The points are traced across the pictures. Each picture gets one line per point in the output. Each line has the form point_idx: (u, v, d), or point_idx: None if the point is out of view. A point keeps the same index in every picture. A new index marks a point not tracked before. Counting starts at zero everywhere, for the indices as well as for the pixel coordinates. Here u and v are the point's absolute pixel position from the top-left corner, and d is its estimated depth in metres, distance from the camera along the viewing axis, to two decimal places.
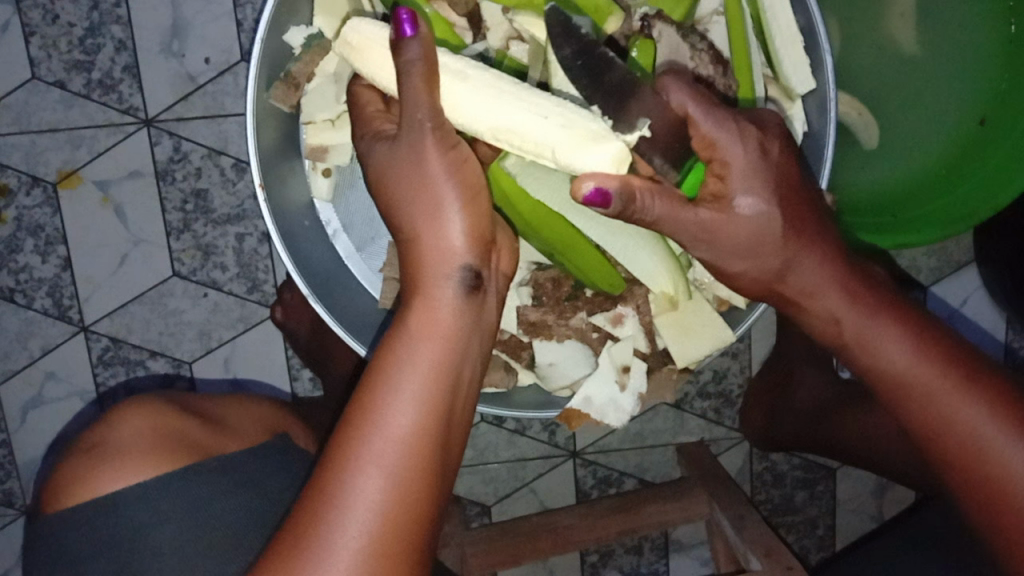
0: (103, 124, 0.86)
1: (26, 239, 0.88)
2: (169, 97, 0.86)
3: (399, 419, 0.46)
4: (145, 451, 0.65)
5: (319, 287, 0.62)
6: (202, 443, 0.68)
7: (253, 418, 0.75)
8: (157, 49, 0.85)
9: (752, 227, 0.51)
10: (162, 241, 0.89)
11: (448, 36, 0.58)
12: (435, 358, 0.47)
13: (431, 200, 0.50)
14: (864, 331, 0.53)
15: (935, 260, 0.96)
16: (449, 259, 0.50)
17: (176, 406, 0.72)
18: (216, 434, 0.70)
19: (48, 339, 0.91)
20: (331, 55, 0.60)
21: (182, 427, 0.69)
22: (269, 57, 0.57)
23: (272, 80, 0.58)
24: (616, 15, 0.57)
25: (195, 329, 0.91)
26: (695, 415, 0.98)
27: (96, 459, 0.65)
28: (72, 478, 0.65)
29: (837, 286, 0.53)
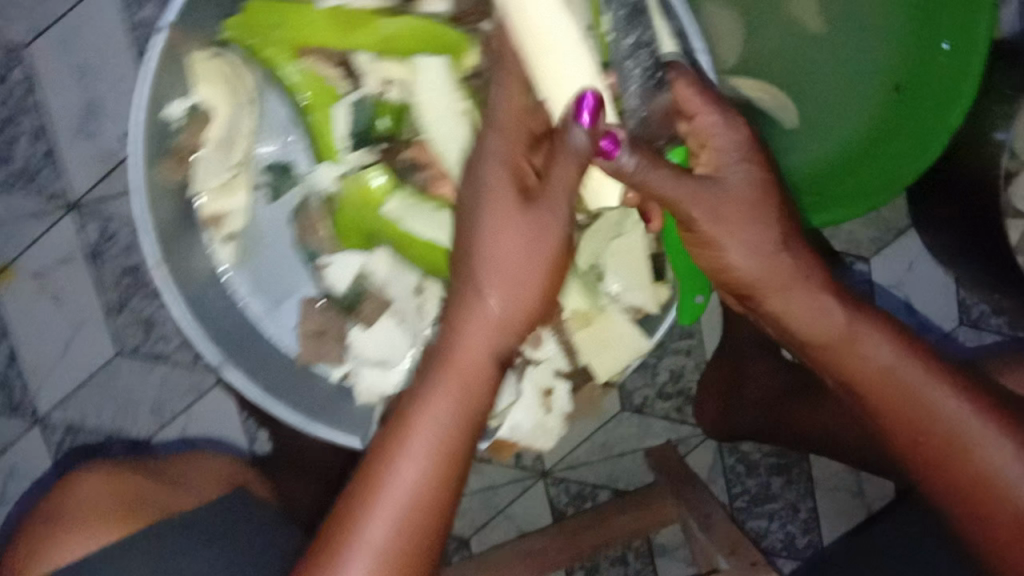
0: (29, 214, 0.87)
1: None
2: (89, 178, 0.86)
3: (410, 472, 0.51)
4: (98, 515, 0.66)
5: (235, 355, 0.62)
6: (159, 501, 0.68)
7: (209, 472, 0.75)
8: (72, 133, 0.85)
9: (755, 219, 0.55)
10: (102, 321, 0.89)
11: (320, 89, 0.57)
12: (451, 409, 0.51)
13: (472, 268, 0.51)
14: (848, 334, 0.57)
15: (874, 230, 0.96)
16: (490, 330, 0.51)
17: (130, 468, 0.72)
18: (171, 492, 0.70)
19: (5, 434, 0.91)
20: (216, 123, 0.59)
21: (137, 488, 0.69)
22: (152, 137, 0.56)
23: (158, 159, 0.58)
24: (472, 49, 0.55)
25: (147, 403, 0.91)
26: (658, 417, 0.97)
27: (51, 528, 0.65)
28: (31, 553, 0.65)
29: (823, 285, 0.57)
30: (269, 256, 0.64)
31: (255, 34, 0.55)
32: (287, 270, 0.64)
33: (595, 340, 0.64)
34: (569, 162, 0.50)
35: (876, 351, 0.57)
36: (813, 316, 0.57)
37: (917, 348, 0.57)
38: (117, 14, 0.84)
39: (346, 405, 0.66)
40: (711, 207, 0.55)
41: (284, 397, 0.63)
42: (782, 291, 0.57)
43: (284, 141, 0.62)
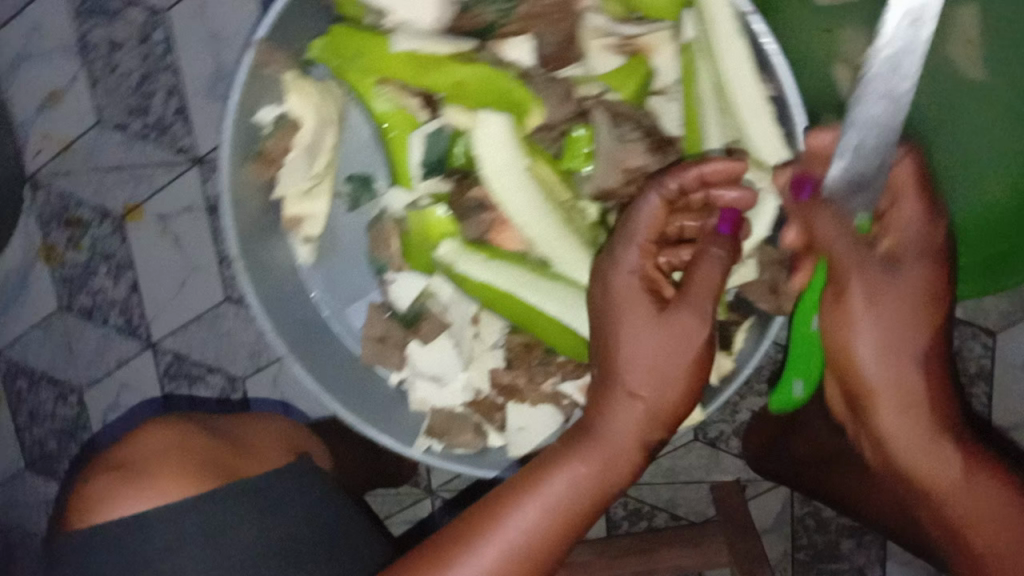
0: (160, 163, 0.93)
1: (100, 265, 0.97)
2: (215, 138, 0.91)
3: (524, 520, 0.53)
4: (163, 475, 0.70)
5: (300, 348, 0.64)
6: (227, 466, 0.73)
7: (270, 437, 0.80)
8: (204, 94, 0.90)
9: (882, 282, 0.49)
10: (214, 269, 0.96)
11: (400, 120, 0.58)
12: (588, 479, 0.52)
13: (635, 295, 0.51)
14: (903, 415, 0.51)
15: (1006, 303, 0.87)
16: (627, 364, 0.51)
17: (197, 428, 0.76)
18: (237, 457, 0.75)
19: (122, 354, 1.01)
20: (305, 132, 0.61)
21: (204, 448, 0.74)
22: (242, 134, 0.60)
23: (246, 158, 0.61)
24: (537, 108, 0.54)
25: (246, 349, 0.98)
26: (732, 455, 0.94)
27: (119, 478, 0.70)
28: (95, 495, 0.70)
29: (903, 359, 0.50)
30: (341, 258, 0.67)
31: (337, 57, 0.57)
32: (358, 274, 0.67)
33: None
34: (626, 274, 0.52)
35: (927, 435, 0.52)
36: (888, 396, 0.51)
37: (963, 431, 0.53)
38: None
39: (398, 410, 0.67)
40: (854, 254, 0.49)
41: (345, 398, 0.65)
42: (863, 316, 0.49)
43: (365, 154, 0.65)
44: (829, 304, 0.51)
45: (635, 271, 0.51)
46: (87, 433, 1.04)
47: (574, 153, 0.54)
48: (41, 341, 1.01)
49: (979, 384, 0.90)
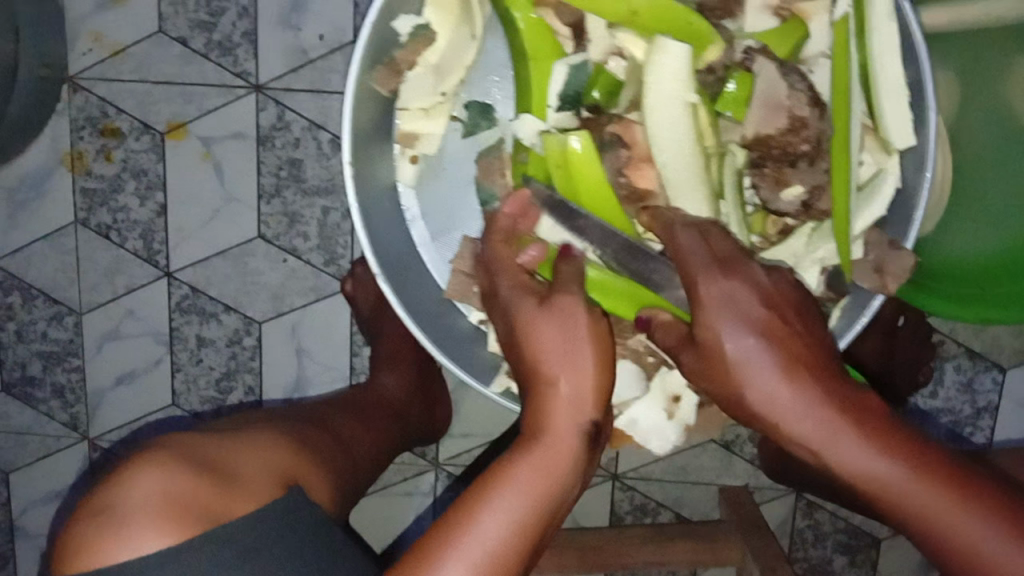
0: (216, 84, 0.90)
1: (128, 181, 0.93)
2: (280, 67, 0.89)
3: (491, 528, 0.50)
4: (147, 519, 0.58)
5: (389, 268, 0.63)
6: (212, 503, 0.60)
7: (261, 464, 0.64)
8: (277, 20, 0.88)
9: (735, 307, 0.51)
10: (251, 202, 0.92)
11: (546, 44, 0.58)
12: (534, 481, 0.51)
13: (558, 305, 0.54)
14: (837, 445, 0.49)
15: (1021, 341, 0.92)
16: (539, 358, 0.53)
17: (185, 456, 0.62)
18: (226, 491, 0.61)
19: (133, 279, 0.95)
20: (437, 48, 0.61)
21: (187, 485, 0.60)
22: (376, 41, 0.58)
23: (376, 64, 0.59)
24: (719, 44, 0.54)
25: (269, 291, 0.94)
26: (744, 460, 0.95)
27: (105, 528, 0.58)
28: (77, 544, 0.58)
29: (804, 384, 0.49)
30: (443, 185, 0.66)
31: None
32: (455, 204, 0.66)
33: None
34: (516, 293, 0.56)
35: (881, 463, 0.49)
36: (809, 427, 0.49)
37: (928, 457, 0.50)
38: None
39: (474, 349, 0.67)
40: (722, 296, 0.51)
41: (426, 326, 0.64)
42: (719, 328, 0.51)
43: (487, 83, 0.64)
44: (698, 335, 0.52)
45: (515, 286, 0.56)
46: (77, 359, 0.98)
47: (732, 100, 0.55)
48: (45, 255, 0.95)
49: (985, 418, 0.93)
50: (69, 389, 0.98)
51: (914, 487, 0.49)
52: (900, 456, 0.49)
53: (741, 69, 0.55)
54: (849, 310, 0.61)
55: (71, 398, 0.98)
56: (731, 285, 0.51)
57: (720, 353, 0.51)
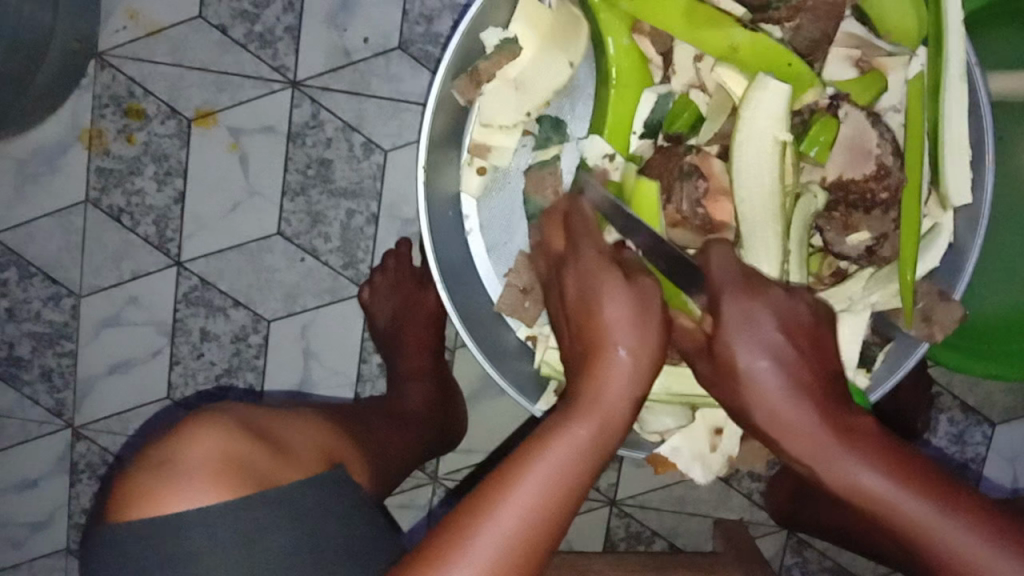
0: (252, 75, 0.89)
1: (148, 165, 0.90)
2: (320, 65, 0.88)
3: (527, 493, 0.47)
4: (207, 474, 0.56)
5: (447, 275, 0.63)
6: (265, 468, 0.58)
7: (311, 440, 0.64)
8: (322, 18, 0.88)
9: (750, 317, 0.51)
10: (275, 198, 0.90)
11: (638, 70, 0.59)
12: (566, 460, 0.48)
13: (631, 276, 0.52)
14: (826, 455, 0.48)
15: (1011, 399, 0.96)
16: (601, 326, 0.50)
17: (242, 420, 0.61)
18: (280, 456, 0.60)
19: (141, 265, 0.92)
20: (519, 63, 0.61)
21: (247, 446, 0.58)
22: (463, 49, 0.59)
23: (459, 72, 0.60)
24: (815, 87, 0.57)
25: (283, 289, 0.92)
26: (741, 494, 0.97)
27: (162, 478, 0.56)
28: (132, 492, 0.56)
29: (797, 393, 0.49)
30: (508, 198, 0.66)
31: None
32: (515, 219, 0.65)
33: None
34: (593, 258, 0.53)
35: (868, 477, 0.48)
36: (799, 435, 0.49)
37: (919, 471, 0.48)
38: None
39: (520, 365, 0.66)
40: (741, 312, 0.51)
41: (478, 337, 0.64)
42: (735, 340, 0.50)
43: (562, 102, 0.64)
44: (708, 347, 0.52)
45: (592, 254, 0.53)
46: (70, 343, 0.94)
47: (819, 141, 0.56)
48: (51, 231, 0.92)
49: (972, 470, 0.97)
50: (59, 374, 0.94)
51: (905, 502, 0.47)
52: (890, 471, 0.48)
53: (825, 115, 0.57)
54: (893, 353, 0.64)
55: (60, 383, 0.94)
56: (748, 301, 0.51)
57: (731, 360, 0.51)
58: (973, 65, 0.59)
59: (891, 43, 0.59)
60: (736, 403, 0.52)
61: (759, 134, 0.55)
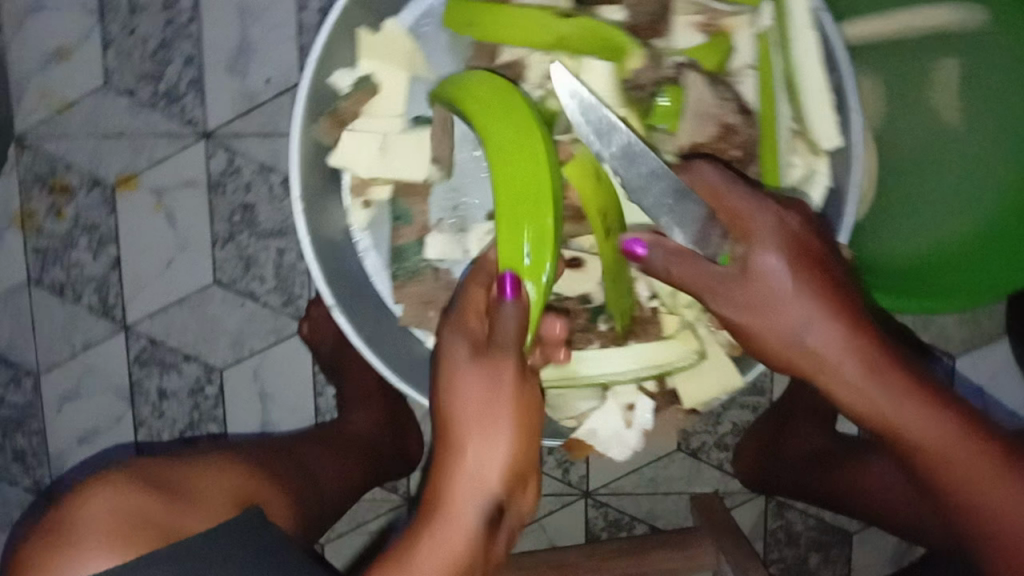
0: (165, 134, 0.91)
1: (82, 236, 0.93)
2: (229, 113, 0.90)
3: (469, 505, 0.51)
4: (108, 541, 0.57)
5: (344, 300, 0.63)
6: (162, 522, 0.60)
7: (219, 488, 0.66)
8: (223, 68, 0.90)
9: (781, 254, 0.50)
10: (206, 249, 0.93)
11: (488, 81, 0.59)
12: (484, 472, 0.51)
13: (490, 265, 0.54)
14: (877, 405, 0.50)
15: (966, 330, 0.95)
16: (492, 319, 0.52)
17: (139, 481, 0.63)
18: (177, 509, 0.62)
19: (91, 334, 0.95)
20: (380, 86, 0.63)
21: (143, 505, 0.60)
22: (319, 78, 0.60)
23: (320, 99, 0.61)
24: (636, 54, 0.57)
25: (230, 336, 0.94)
26: (711, 466, 0.97)
27: (59, 546, 0.58)
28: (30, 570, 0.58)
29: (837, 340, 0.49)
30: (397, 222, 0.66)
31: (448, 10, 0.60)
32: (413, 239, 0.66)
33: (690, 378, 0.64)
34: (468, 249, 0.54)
35: (915, 426, 0.51)
36: (841, 385, 0.51)
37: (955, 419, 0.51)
38: None
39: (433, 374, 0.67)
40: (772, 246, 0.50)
41: (385, 354, 0.65)
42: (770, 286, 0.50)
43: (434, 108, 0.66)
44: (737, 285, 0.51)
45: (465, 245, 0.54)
46: (37, 420, 0.96)
47: (664, 113, 0.58)
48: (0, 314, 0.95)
49: None
50: (31, 452, 0.97)
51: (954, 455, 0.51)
52: (940, 421, 0.51)
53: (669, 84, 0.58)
54: None
55: (33, 460, 0.97)
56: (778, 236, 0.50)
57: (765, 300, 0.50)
58: (819, 10, 0.57)
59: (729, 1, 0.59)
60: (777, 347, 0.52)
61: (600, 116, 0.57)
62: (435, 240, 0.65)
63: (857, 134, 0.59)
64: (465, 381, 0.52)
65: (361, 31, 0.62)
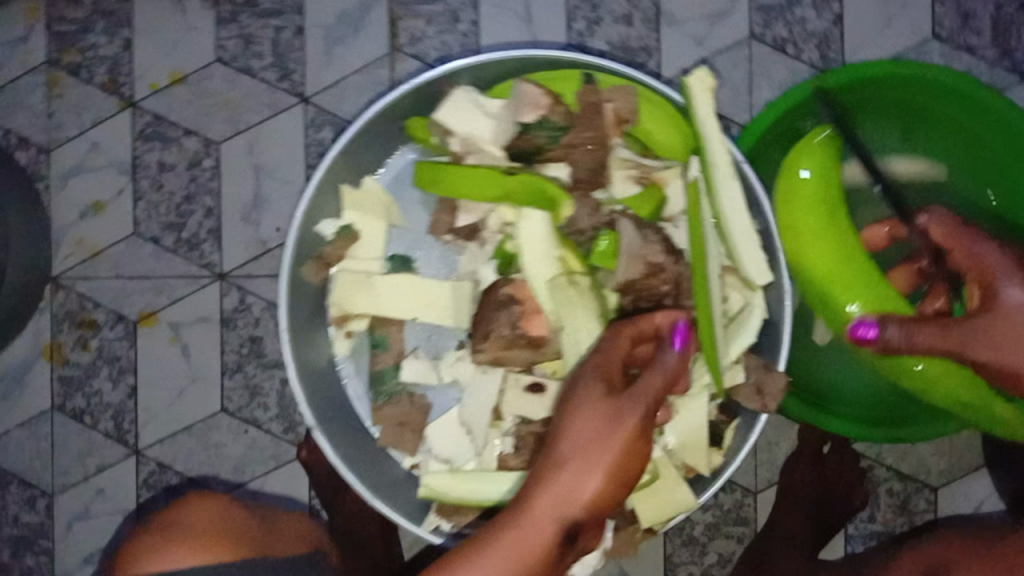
0: (184, 275, 1.01)
1: (103, 367, 1.01)
2: (242, 257, 1.00)
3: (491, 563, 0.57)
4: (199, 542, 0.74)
5: (324, 423, 0.71)
6: (254, 539, 0.77)
7: (298, 532, 0.83)
8: (239, 218, 1.00)
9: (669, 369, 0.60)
10: (216, 379, 1.00)
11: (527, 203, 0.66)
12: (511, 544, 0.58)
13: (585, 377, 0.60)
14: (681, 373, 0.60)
15: (943, 460, 0.96)
16: (584, 423, 0.58)
17: (239, 513, 0.82)
18: (265, 535, 0.79)
19: (104, 459, 1.01)
20: (360, 243, 0.72)
21: (243, 528, 0.79)
22: (306, 239, 0.70)
23: (305, 258, 0.70)
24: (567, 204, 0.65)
25: (232, 462, 1.00)
26: None
27: (162, 536, 0.76)
28: (137, 554, 0.75)
29: (586, 414, 0.58)
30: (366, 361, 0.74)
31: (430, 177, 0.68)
32: (405, 359, 0.72)
33: (649, 502, 0.67)
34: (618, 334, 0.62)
35: None
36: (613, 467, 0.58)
37: None
38: (295, 127, 1.00)
39: (410, 492, 0.73)
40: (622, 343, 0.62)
41: (357, 468, 0.71)
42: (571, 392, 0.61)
43: (416, 243, 0.73)
44: (606, 365, 0.61)
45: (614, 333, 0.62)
46: (47, 540, 1.01)
47: (605, 254, 0.66)
48: (23, 441, 1.01)
49: None
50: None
51: None
52: None
53: (606, 228, 0.66)
54: (740, 428, 0.70)
55: None
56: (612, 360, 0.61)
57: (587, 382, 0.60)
58: (741, 161, 0.67)
59: (657, 157, 0.68)
60: (588, 446, 0.58)
61: (546, 261, 0.65)
62: (409, 365, 0.72)
63: (784, 269, 0.68)
64: (564, 480, 0.58)
65: (345, 186, 0.72)
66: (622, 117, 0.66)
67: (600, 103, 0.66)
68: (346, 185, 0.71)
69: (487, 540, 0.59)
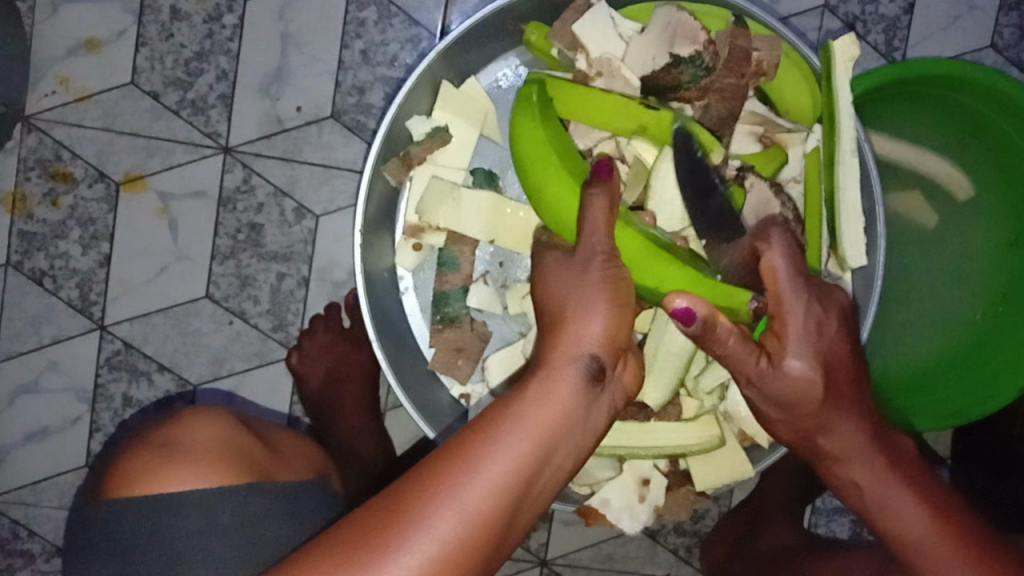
0: (183, 141, 0.90)
1: (74, 228, 0.90)
2: (253, 132, 0.89)
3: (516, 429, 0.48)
4: (211, 458, 0.65)
5: (379, 333, 0.66)
6: (266, 464, 0.68)
7: (303, 454, 0.76)
8: (256, 88, 0.89)
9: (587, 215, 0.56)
10: (203, 262, 0.90)
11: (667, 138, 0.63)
12: (537, 405, 0.49)
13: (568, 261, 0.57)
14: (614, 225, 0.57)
15: None
16: (579, 279, 0.56)
17: (240, 427, 0.72)
18: (276, 459, 0.71)
19: (61, 329, 0.90)
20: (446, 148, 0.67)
21: (248, 446, 0.69)
22: (391, 134, 0.65)
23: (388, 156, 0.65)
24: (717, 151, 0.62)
25: (209, 354, 0.91)
26: (667, 550, 0.93)
27: (164, 454, 0.65)
28: (138, 471, 0.64)
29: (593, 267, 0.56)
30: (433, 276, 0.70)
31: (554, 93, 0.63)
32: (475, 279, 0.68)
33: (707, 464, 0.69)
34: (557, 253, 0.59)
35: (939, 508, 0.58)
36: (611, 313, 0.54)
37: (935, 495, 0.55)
38: None
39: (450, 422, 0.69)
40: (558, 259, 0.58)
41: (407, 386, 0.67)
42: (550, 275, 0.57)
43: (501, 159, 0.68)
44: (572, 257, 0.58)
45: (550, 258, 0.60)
46: None
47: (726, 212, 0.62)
48: None
49: None
50: None
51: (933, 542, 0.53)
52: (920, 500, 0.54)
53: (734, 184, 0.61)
54: None
55: None
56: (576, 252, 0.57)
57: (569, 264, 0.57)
58: (863, 140, 0.64)
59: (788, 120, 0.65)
60: (580, 302, 0.55)
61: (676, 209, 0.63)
62: (476, 291, 0.68)
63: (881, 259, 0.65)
64: (571, 331, 0.54)
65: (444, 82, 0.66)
66: (762, 68, 0.62)
67: (746, 49, 0.61)
68: (446, 83, 0.66)
69: (490, 416, 0.49)
